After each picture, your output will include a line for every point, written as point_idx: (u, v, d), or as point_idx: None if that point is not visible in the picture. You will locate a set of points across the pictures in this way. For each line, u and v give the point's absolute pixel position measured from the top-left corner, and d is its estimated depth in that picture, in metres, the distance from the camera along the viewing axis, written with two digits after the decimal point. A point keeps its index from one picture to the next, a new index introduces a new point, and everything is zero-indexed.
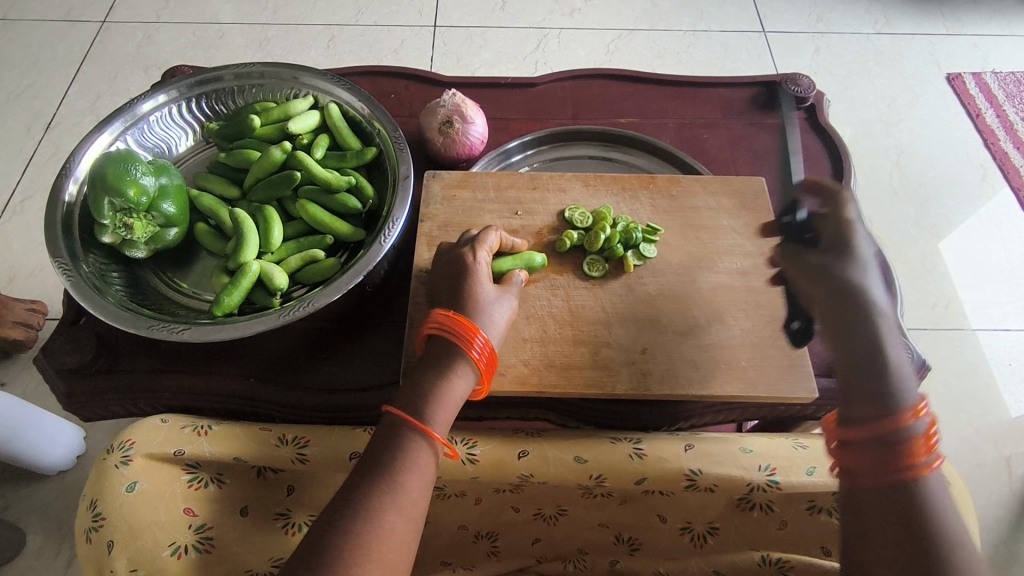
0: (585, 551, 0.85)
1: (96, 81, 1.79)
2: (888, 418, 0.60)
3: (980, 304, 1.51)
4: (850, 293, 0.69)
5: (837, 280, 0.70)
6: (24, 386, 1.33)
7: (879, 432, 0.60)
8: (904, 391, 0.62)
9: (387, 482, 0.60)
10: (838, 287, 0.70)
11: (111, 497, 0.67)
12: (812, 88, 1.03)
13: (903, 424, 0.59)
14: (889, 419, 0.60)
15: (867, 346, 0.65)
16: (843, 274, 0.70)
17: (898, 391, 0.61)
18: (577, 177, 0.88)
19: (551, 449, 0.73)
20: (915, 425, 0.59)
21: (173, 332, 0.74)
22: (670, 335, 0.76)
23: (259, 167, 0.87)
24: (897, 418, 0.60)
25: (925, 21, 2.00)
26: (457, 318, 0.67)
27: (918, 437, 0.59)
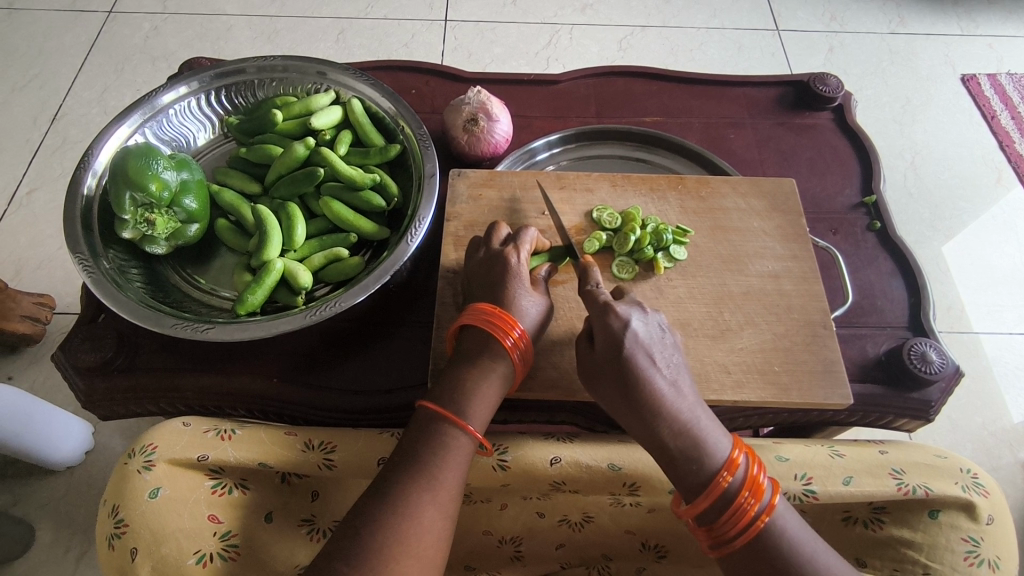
0: (609, 557, 0.84)
1: (103, 72, 1.77)
2: (675, 468, 0.61)
3: (994, 307, 1.50)
4: (611, 357, 0.63)
5: (602, 345, 0.64)
6: (31, 380, 1.32)
7: (682, 483, 0.61)
8: (715, 440, 0.61)
9: (423, 477, 0.60)
10: (599, 350, 0.64)
11: (134, 503, 0.65)
12: (839, 88, 1.02)
13: (707, 477, 0.60)
14: (675, 471, 0.61)
15: (614, 401, 0.64)
16: (612, 333, 0.63)
17: (709, 443, 0.61)
18: (605, 176, 0.87)
19: (583, 456, 0.73)
20: (734, 478, 0.60)
21: (196, 331, 0.72)
22: (701, 340, 0.75)
23: (281, 162, 0.85)
24: (686, 472, 0.61)
25: (939, 21, 1.98)
26: (500, 314, 0.67)
27: (744, 491, 0.59)
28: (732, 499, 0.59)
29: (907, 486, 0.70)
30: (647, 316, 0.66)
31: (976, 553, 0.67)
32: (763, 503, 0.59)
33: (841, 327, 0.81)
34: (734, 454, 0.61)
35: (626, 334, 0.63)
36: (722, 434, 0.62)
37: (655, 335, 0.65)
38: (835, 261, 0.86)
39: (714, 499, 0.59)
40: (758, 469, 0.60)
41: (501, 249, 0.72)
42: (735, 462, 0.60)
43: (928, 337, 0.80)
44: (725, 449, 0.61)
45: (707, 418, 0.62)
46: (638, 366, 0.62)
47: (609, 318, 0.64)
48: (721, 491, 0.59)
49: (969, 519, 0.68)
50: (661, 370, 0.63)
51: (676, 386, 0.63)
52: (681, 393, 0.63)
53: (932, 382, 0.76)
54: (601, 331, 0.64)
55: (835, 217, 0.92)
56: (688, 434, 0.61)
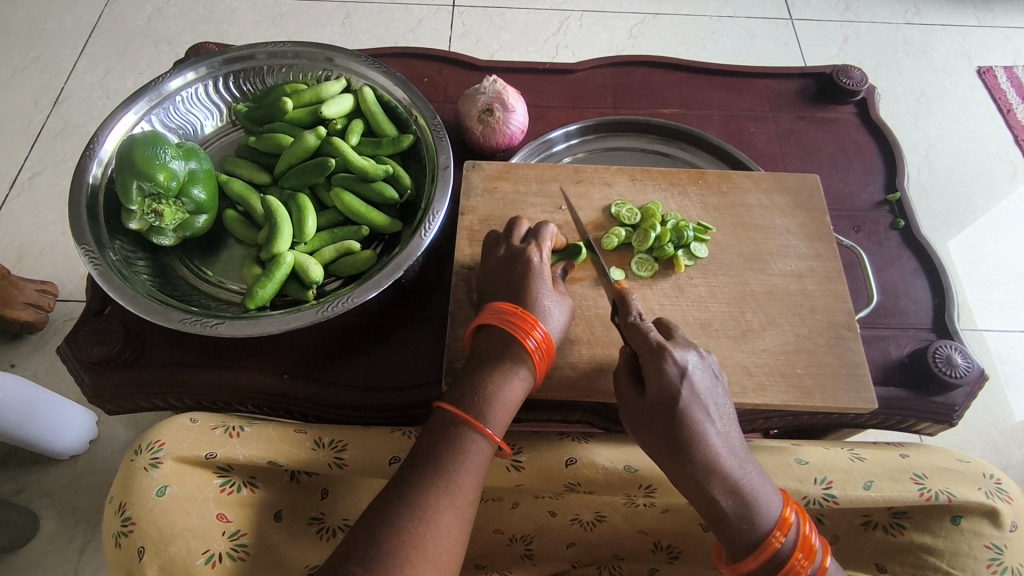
0: (621, 557, 0.83)
1: (105, 55, 1.73)
2: (725, 526, 0.60)
3: (1007, 305, 1.49)
4: (663, 409, 0.61)
5: (654, 395, 0.61)
6: (34, 368, 1.30)
7: (731, 541, 0.60)
8: (767, 498, 0.60)
9: (442, 480, 0.59)
10: (650, 399, 0.62)
11: (141, 501, 0.64)
12: (863, 81, 0.99)
13: (758, 538, 0.59)
14: (724, 529, 0.60)
15: (662, 453, 0.61)
16: (667, 385, 0.61)
17: (761, 503, 0.60)
18: (623, 170, 0.84)
19: (599, 457, 0.72)
20: (785, 540, 0.59)
21: (205, 327, 0.70)
22: (722, 340, 0.73)
23: (292, 152, 0.83)
24: (737, 531, 0.59)
25: (956, 12, 1.94)
26: (520, 314, 0.65)
27: (797, 552, 0.58)
28: (782, 561, 0.58)
29: (929, 492, 0.68)
30: (701, 361, 0.64)
31: (999, 560, 0.66)
32: (815, 565, 0.58)
33: (864, 328, 0.80)
34: (785, 514, 0.60)
35: (682, 388, 0.61)
36: (772, 492, 0.61)
37: (709, 385, 0.63)
38: (859, 260, 0.84)
39: (764, 560, 0.59)
40: (811, 529, 0.60)
41: (522, 247, 0.71)
42: (787, 522, 0.59)
43: (953, 339, 0.78)
44: (776, 508, 0.60)
45: (758, 475, 0.61)
46: (693, 422, 0.60)
47: (665, 364, 0.61)
48: (773, 553, 0.58)
49: (992, 526, 0.67)
50: (714, 424, 0.61)
51: (728, 437, 0.61)
52: (732, 449, 0.61)
53: (957, 386, 0.74)
54: (655, 378, 0.61)
55: (858, 214, 0.90)
56: (740, 495, 0.59)
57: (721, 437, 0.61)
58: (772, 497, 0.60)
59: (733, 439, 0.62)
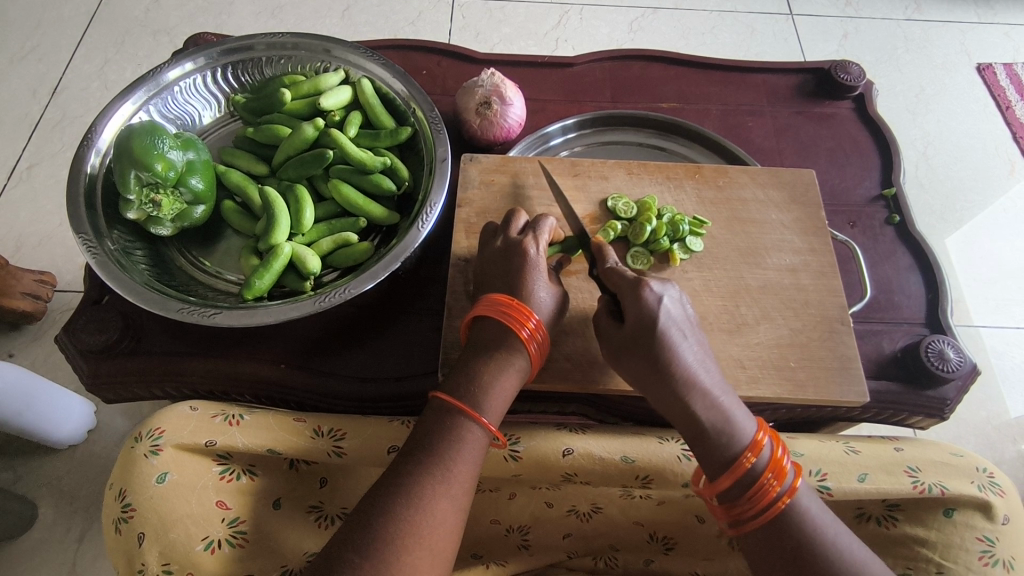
0: (616, 548, 0.84)
1: (103, 45, 1.73)
2: (702, 441, 0.60)
3: (1003, 301, 1.49)
4: (641, 332, 0.62)
5: (632, 320, 0.63)
6: (33, 358, 1.30)
7: (708, 459, 0.61)
8: (741, 419, 0.61)
9: (438, 469, 0.59)
10: (629, 325, 0.63)
11: (141, 488, 0.64)
12: (861, 77, 1.00)
13: (732, 455, 0.60)
14: (702, 447, 0.61)
15: (641, 376, 0.62)
16: (644, 311, 0.62)
17: (735, 420, 0.60)
18: (620, 164, 0.85)
19: (596, 448, 0.73)
20: (758, 460, 0.59)
21: (203, 316, 0.71)
22: (716, 333, 0.73)
23: (290, 143, 0.83)
24: (714, 447, 0.60)
25: (956, 9, 1.94)
26: (516, 306, 0.66)
27: (769, 472, 0.59)
28: (755, 478, 0.59)
29: (923, 485, 0.69)
30: (677, 294, 0.65)
31: (991, 553, 0.67)
32: (786, 485, 0.59)
33: (858, 322, 0.80)
34: (758, 436, 0.60)
35: (658, 312, 0.62)
36: (748, 415, 0.61)
37: (683, 314, 0.64)
38: (854, 255, 0.84)
39: (738, 477, 0.59)
40: (784, 452, 0.60)
41: (519, 239, 0.71)
42: (761, 441, 0.60)
43: (946, 334, 0.79)
44: (750, 431, 0.61)
45: (733, 399, 0.62)
46: (670, 341, 0.61)
47: (642, 293, 0.63)
48: (745, 471, 0.59)
49: (984, 519, 0.68)
50: (690, 345, 0.62)
51: (703, 360, 0.63)
52: (707, 370, 0.62)
53: (949, 380, 0.75)
54: (633, 305, 0.63)
55: (854, 209, 0.90)
56: (717, 412, 0.60)
57: (697, 360, 0.62)
58: (747, 420, 0.61)
59: (709, 363, 0.63)
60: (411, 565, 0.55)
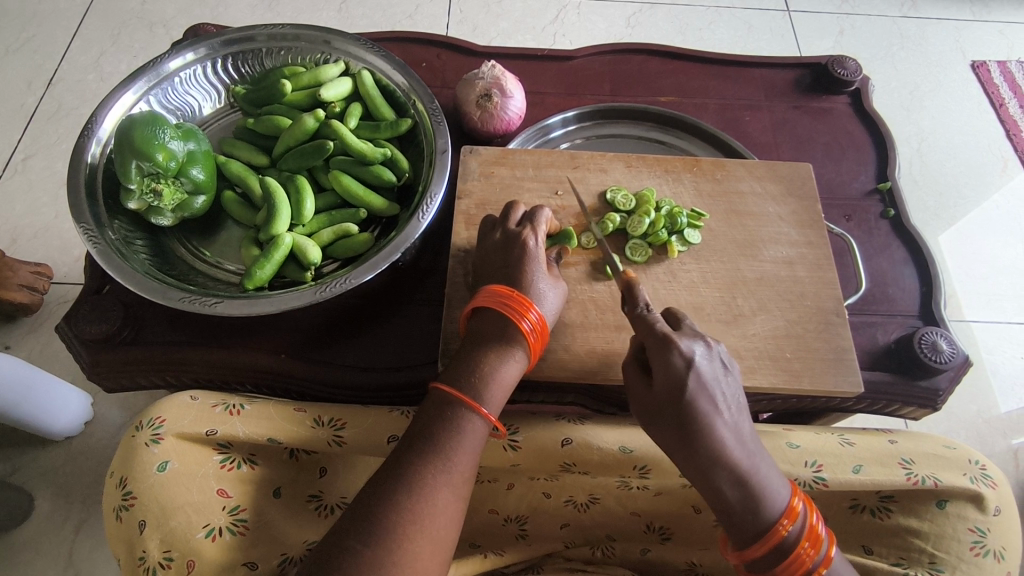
0: (613, 538, 0.85)
1: (99, 36, 1.72)
2: (732, 515, 0.62)
3: (993, 297, 1.51)
4: (671, 399, 0.62)
5: (663, 384, 0.63)
6: (29, 349, 1.30)
7: (739, 531, 0.62)
8: (774, 489, 0.61)
9: (438, 459, 0.60)
10: (659, 388, 0.63)
11: (142, 476, 0.65)
12: (858, 72, 1.01)
13: (766, 526, 0.61)
14: (731, 519, 0.62)
15: (672, 442, 0.63)
16: (674, 374, 0.62)
17: (768, 493, 0.61)
18: (619, 157, 0.85)
19: (594, 438, 0.74)
20: (792, 529, 0.61)
21: (205, 306, 0.71)
22: (714, 325, 0.74)
23: (290, 134, 0.84)
24: (745, 521, 0.61)
25: (952, 6, 1.95)
26: (516, 296, 0.66)
27: (803, 541, 0.60)
28: (789, 550, 0.60)
29: (916, 477, 0.70)
30: (708, 348, 0.65)
31: (982, 543, 0.68)
32: (820, 555, 0.60)
33: (853, 314, 0.81)
34: (793, 503, 0.62)
35: (689, 377, 0.62)
36: (781, 483, 0.62)
37: (718, 375, 0.64)
38: (850, 248, 0.85)
39: (770, 548, 0.61)
40: (817, 519, 0.62)
41: (518, 231, 0.72)
42: (795, 511, 0.61)
43: (938, 326, 0.80)
44: (783, 498, 0.62)
45: (767, 466, 0.62)
46: (702, 412, 0.61)
47: (672, 355, 0.63)
48: (779, 541, 0.60)
49: (976, 510, 0.69)
50: (724, 414, 0.62)
51: (736, 425, 0.63)
52: (742, 439, 0.62)
53: (941, 371, 0.76)
54: (661, 369, 0.63)
55: (850, 203, 0.91)
56: (748, 486, 0.61)
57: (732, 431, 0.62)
58: (776, 489, 0.62)
59: (745, 431, 0.63)
60: (408, 554, 0.56)
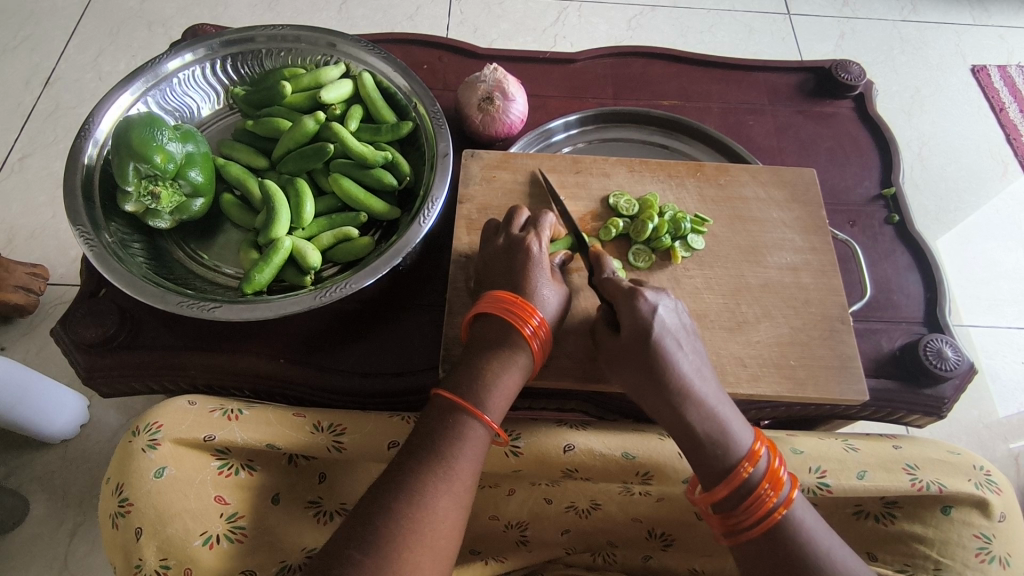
0: (615, 544, 0.84)
1: (97, 36, 1.71)
2: (697, 454, 0.61)
3: (994, 301, 1.51)
4: (637, 342, 0.62)
5: (629, 329, 0.63)
6: (25, 351, 1.29)
7: (703, 471, 0.61)
8: (737, 430, 0.61)
9: (440, 467, 0.59)
10: (625, 335, 0.63)
11: (139, 482, 0.64)
12: (862, 76, 1.00)
13: (728, 464, 0.60)
14: (694, 456, 0.61)
15: (640, 386, 0.63)
16: (640, 322, 0.62)
17: (731, 433, 0.60)
18: (622, 161, 0.85)
19: (597, 444, 0.73)
20: (754, 469, 0.59)
21: (203, 310, 0.70)
22: (718, 331, 0.73)
23: (290, 137, 0.83)
24: (708, 456, 0.60)
25: (952, 11, 1.95)
26: (518, 302, 0.66)
27: (765, 482, 0.59)
28: (751, 489, 0.59)
29: (921, 483, 0.70)
30: (673, 302, 0.65)
31: (987, 550, 0.68)
32: (781, 496, 0.59)
33: (857, 321, 0.81)
34: (755, 447, 0.60)
35: (653, 322, 0.62)
36: (743, 425, 0.61)
37: (678, 322, 0.64)
38: (855, 254, 0.85)
39: (733, 487, 0.59)
40: (780, 463, 0.60)
41: (521, 236, 0.71)
42: (756, 453, 0.60)
43: (943, 333, 0.79)
44: (746, 442, 0.61)
45: (729, 408, 0.62)
46: (666, 352, 0.62)
47: (637, 301, 0.63)
48: (742, 480, 0.59)
49: (982, 516, 0.69)
50: (685, 355, 0.63)
51: (698, 368, 0.63)
52: (702, 380, 0.62)
53: (946, 378, 0.75)
54: (627, 313, 0.63)
55: (854, 209, 0.91)
56: (711, 425, 0.60)
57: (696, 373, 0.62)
58: (737, 432, 0.61)
59: (707, 378, 0.63)
60: (410, 564, 0.55)
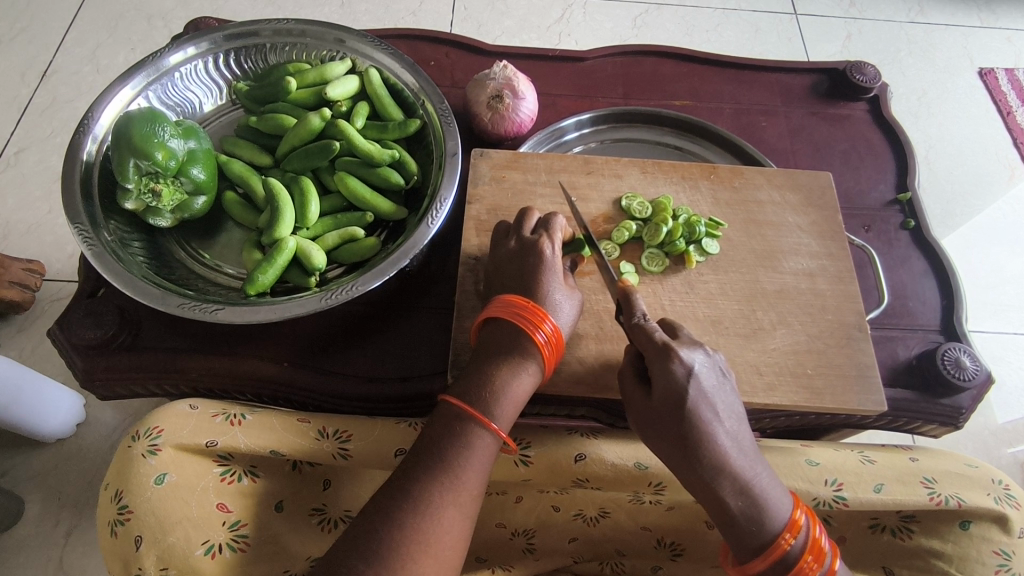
0: (623, 554, 0.82)
1: (95, 28, 1.68)
2: (733, 527, 0.59)
3: (1001, 306, 1.49)
4: (670, 409, 0.59)
5: (661, 393, 0.60)
6: (20, 348, 1.27)
7: (739, 543, 0.59)
8: (776, 500, 0.58)
9: (446, 476, 0.57)
10: (657, 399, 0.60)
11: (139, 490, 0.62)
12: (877, 78, 0.98)
13: (767, 539, 0.58)
14: (733, 533, 0.59)
15: (671, 454, 0.60)
16: (674, 384, 0.59)
17: (770, 504, 0.58)
18: (634, 162, 0.83)
19: (609, 453, 0.71)
20: (795, 542, 0.58)
21: (205, 312, 0.68)
22: (733, 338, 0.72)
23: (295, 134, 0.81)
24: (747, 534, 0.58)
25: (960, 13, 1.94)
26: (529, 307, 0.64)
27: (806, 555, 0.57)
28: (791, 564, 0.57)
29: (939, 496, 0.68)
30: (707, 358, 0.62)
31: (1007, 567, 0.66)
32: (825, 568, 0.57)
33: (874, 328, 0.79)
34: (794, 516, 0.59)
35: (688, 386, 0.59)
36: (783, 493, 0.59)
37: (716, 382, 0.61)
38: (871, 260, 0.83)
39: (771, 562, 0.57)
40: (821, 532, 0.59)
41: (532, 238, 0.69)
42: (797, 524, 0.58)
43: (961, 341, 0.78)
44: (785, 511, 0.59)
45: (767, 475, 0.60)
46: (702, 422, 0.59)
47: (671, 363, 0.60)
48: (781, 555, 0.57)
49: (1001, 532, 0.67)
50: (724, 423, 0.60)
51: (735, 431, 0.60)
52: (741, 447, 0.60)
53: (964, 388, 0.74)
54: (661, 377, 0.60)
55: (870, 213, 0.89)
56: (749, 496, 0.58)
57: (732, 439, 0.59)
58: (774, 500, 0.59)
59: (743, 441, 0.60)
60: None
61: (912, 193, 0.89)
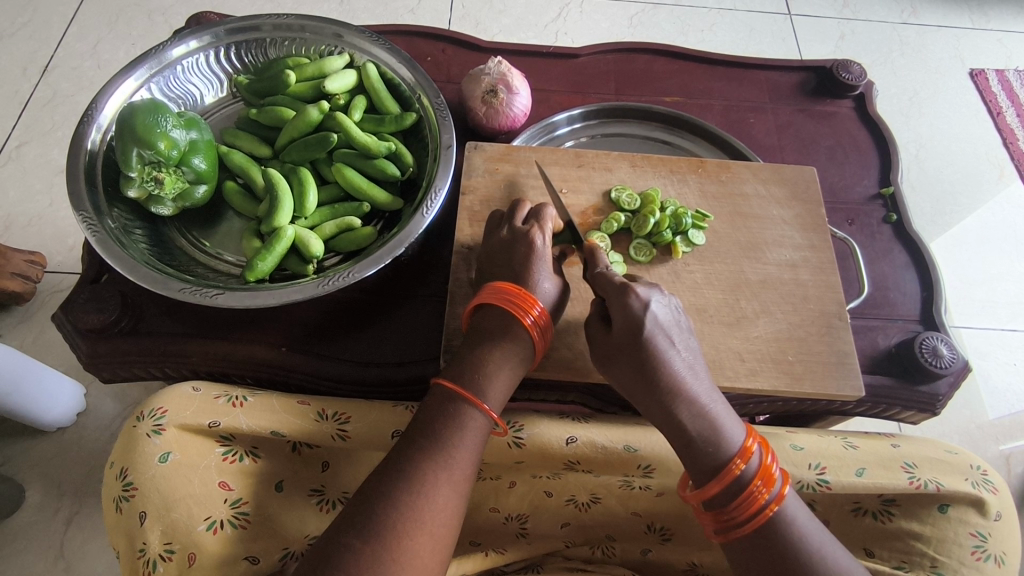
0: (614, 538, 0.85)
1: (96, 23, 1.70)
2: (690, 451, 0.61)
3: (988, 303, 1.52)
4: (628, 338, 0.63)
5: (620, 326, 0.63)
6: (21, 338, 1.29)
7: (695, 466, 0.61)
8: (731, 428, 0.61)
9: (440, 454, 0.59)
10: (617, 332, 0.64)
11: (144, 467, 0.64)
12: (862, 76, 1.01)
13: (721, 462, 0.60)
14: (689, 457, 0.61)
15: (630, 382, 0.63)
16: (631, 317, 0.63)
17: (725, 430, 0.61)
18: (624, 156, 0.85)
19: (599, 437, 0.73)
20: (747, 467, 0.59)
21: (206, 297, 0.70)
22: (716, 326, 0.74)
23: (294, 126, 0.83)
24: (701, 455, 0.61)
25: (951, 14, 1.96)
26: (520, 293, 0.66)
27: (757, 480, 0.59)
28: (743, 487, 0.59)
29: (919, 481, 0.71)
30: (666, 298, 0.66)
31: (983, 548, 0.68)
32: (774, 492, 0.59)
33: (855, 318, 0.81)
34: (748, 443, 0.61)
35: (644, 318, 0.62)
36: (738, 423, 0.62)
37: (673, 318, 0.64)
38: (853, 252, 0.85)
39: (726, 484, 0.59)
40: (773, 459, 0.60)
41: (524, 228, 0.71)
42: (750, 449, 0.60)
43: (939, 331, 0.80)
44: (740, 438, 0.61)
45: (724, 406, 0.62)
46: (658, 349, 0.62)
47: (629, 298, 0.63)
48: (735, 477, 0.59)
49: (978, 515, 0.70)
50: (680, 354, 0.63)
51: (691, 358, 0.63)
52: (696, 378, 0.62)
53: (941, 376, 0.76)
54: (620, 311, 0.63)
55: (854, 207, 0.91)
56: (705, 421, 0.60)
57: (688, 369, 0.62)
58: (724, 427, 0.61)
59: (699, 373, 0.63)
60: (411, 551, 0.56)
61: (895, 187, 0.92)
